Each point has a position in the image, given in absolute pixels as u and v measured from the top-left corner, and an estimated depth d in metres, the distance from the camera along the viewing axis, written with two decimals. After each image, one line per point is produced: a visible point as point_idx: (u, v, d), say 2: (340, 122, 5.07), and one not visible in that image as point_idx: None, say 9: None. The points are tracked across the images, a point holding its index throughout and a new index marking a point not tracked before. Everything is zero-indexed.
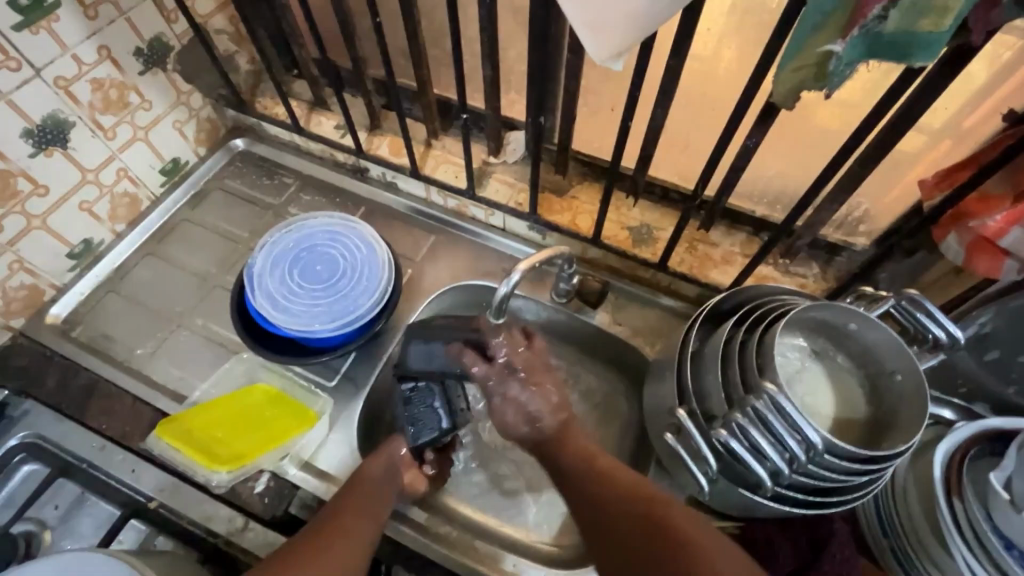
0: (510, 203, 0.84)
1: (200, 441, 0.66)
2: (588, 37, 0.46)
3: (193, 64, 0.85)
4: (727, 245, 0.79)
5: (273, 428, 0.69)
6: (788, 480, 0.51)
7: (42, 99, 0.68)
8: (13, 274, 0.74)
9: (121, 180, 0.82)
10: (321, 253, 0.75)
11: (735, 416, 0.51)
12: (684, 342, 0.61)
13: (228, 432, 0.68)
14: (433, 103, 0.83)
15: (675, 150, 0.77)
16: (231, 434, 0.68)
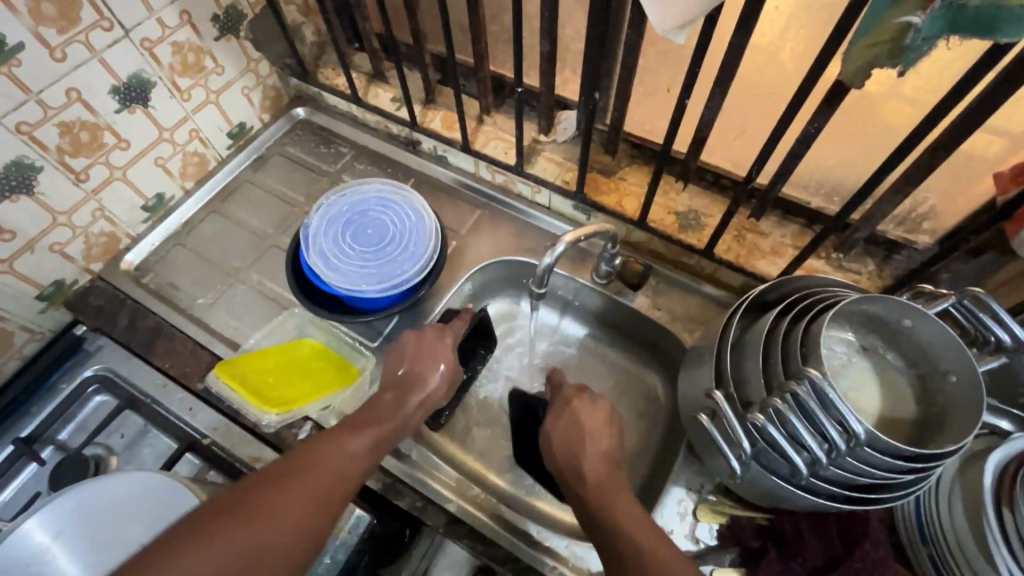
0: (557, 180, 0.84)
1: (254, 384, 0.72)
2: (653, 6, 0.46)
3: (264, 33, 0.89)
4: (778, 236, 0.77)
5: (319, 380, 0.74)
6: (827, 470, 0.51)
7: (129, 58, 0.73)
8: (95, 221, 0.80)
9: (193, 140, 0.88)
10: (373, 218, 0.77)
11: (773, 401, 0.51)
12: (726, 326, 0.60)
13: (278, 379, 0.74)
14: (488, 80, 0.84)
15: (729, 136, 0.75)
16: (283, 380, 0.74)
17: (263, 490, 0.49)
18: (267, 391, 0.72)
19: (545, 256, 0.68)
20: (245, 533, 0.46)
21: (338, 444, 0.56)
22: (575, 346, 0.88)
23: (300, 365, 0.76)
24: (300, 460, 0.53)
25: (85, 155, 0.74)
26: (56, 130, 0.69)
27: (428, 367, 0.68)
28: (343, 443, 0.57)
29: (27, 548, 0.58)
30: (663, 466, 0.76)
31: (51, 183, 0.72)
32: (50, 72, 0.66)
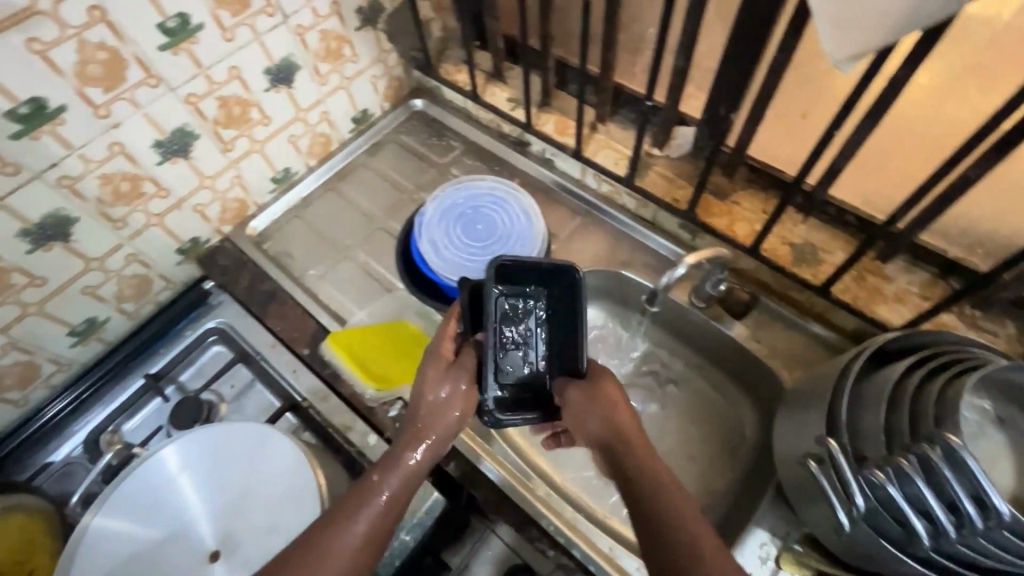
0: (666, 198, 0.83)
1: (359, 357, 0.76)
2: (827, 31, 0.45)
3: (399, 26, 0.93)
4: (903, 283, 0.72)
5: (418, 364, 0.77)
6: (955, 544, 0.46)
7: (284, 43, 0.79)
8: (232, 188, 0.87)
9: (322, 121, 0.94)
10: (484, 214, 0.79)
11: (898, 460, 0.48)
12: (846, 369, 0.57)
13: (376, 355, 0.77)
14: (609, 89, 0.84)
15: (864, 172, 0.70)
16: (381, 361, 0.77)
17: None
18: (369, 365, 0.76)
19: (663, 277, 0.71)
20: None
21: (347, 524, 0.54)
22: (659, 364, 0.87)
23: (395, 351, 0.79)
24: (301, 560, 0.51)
25: (234, 128, 0.81)
26: (216, 103, 0.76)
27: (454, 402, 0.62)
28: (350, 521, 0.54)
29: (158, 477, 0.64)
30: (745, 505, 0.73)
31: (203, 149, 0.79)
32: (219, 51, 0.73)
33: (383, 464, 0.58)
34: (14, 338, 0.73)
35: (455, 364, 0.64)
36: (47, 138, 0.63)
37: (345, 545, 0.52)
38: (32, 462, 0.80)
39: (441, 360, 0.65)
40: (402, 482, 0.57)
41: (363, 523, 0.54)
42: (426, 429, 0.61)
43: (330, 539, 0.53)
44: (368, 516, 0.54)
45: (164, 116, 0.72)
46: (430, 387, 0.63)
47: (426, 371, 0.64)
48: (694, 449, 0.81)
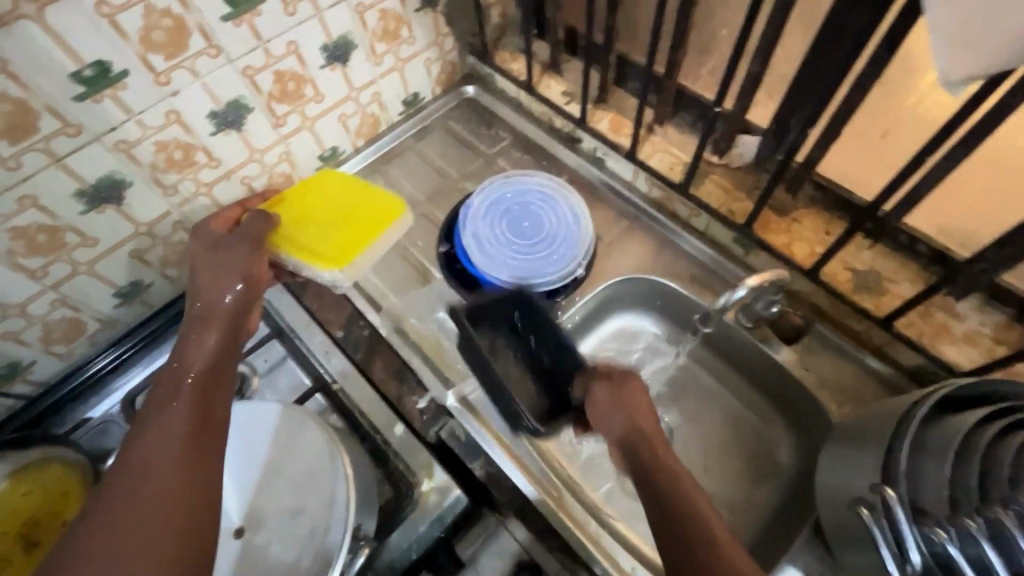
0: (722, 209, 0.79)
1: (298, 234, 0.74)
2: (942, 50, 0.41)
3: (458, 9, 0.91)
4: (975, 322, 0.67)
5: (353, 236, 0.75)
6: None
7: (342, 20, 0.78)
8: (280, 163, 0.87)
9: (373, 102, 0.92)
10: (532, 211, 0.77)
11: (965, 521, 0.44)
12: (908, 415, 0.53)
13: (324, 222, 0.76)
14: (672, 90, 0.80)
15: (954, 198, 0.65)
16: (327, 233, 0.75)
17: (128, 478, 0.49)
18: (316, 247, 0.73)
19: (721, 297, 0.68)
20: (140, 490, 0.48)
21: (160, 420, 0.54)
22: (696, 382, 0.84)
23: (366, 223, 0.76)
24: (126, 466, 0.50)
25: (287, 103, 0.81)
26: (271, 77, 0.76)
27: (213, 276, 0.67)
28: (164, 418, 0.54)
29: None
30: (778, 540, 0.70)
31: (256, 123, 0.79)
32: (280, 24, 0.72)
33: (178, 364, 0.60)
34: (64, 295, 0.75)
35: (219, 245, 0.68)
36: (108, 102, 0.63)
37: (168, 436, 0.52)
38: (72, 416, 0.84)
39: (214, 232, 0.70)
40: (204, 362, 0.61)
41: (179, 410, 0.55)
42: (209, 324, 0.65)
43: (152, 417, 0.54)
44: (184, 412, 0.55)
45: (220, 87, 0.72)
46: (222, 279, 0.67)
47: (229, 258, 0.68)
48: (726, 473, 0.78)
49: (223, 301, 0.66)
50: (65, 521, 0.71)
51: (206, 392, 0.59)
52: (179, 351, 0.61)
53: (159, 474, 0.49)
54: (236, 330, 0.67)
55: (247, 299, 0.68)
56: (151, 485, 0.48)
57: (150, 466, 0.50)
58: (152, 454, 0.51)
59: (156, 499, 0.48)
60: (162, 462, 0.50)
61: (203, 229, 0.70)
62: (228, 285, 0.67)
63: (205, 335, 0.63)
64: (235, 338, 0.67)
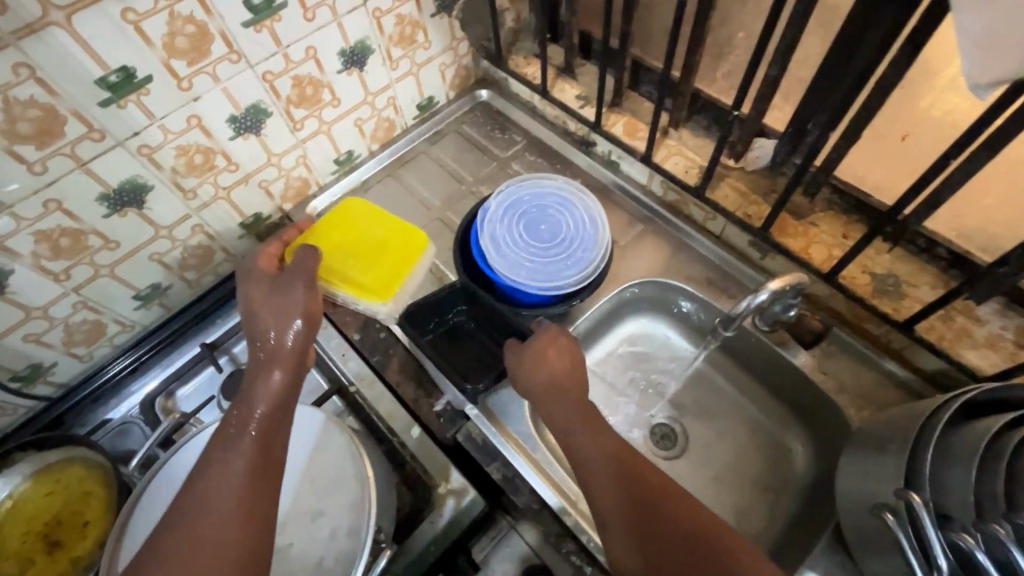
0: (738, 212, 0.79)
1: (337, 270, 0.74)
2: (968, 54, 0.40)
3: (473, 13, 0.91)
4: (996, 327, 0.67)
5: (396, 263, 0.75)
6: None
7: (360, 26, 0.78)
8: (297, 167, 0.88)
9: (388, 107, 0.93)
10: (549, 215, 0.77)
11: (993, 527, 0.44)
12: (932, 421, 0.53)
13: (364, 252, 0.76)
14: (687, 94, 0.80)
15: (966, 206, 0.66)
16: (368, 262, 0.75)
17: (193, 512, 0.49)
18: (367, 282, 0.73)
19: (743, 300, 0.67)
20: (203, 528, 0.48)
21: (225, 458, 0.52)
22: (711, 385, 0.84)
23: (395, 246, 0.76)
24: (191, 502, 0.49)
25: (305, 108, 0.81)
26: (290, 81, 0.77)
27: (276, 311, 0.62)
28: (228, 461, 0.52)
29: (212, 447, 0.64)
30: (794, 545, 0.70)
31: (275, 127, 0.80)
32: (299, 30, 0.72)
33: (244, 401, 0.57)
34: (86, 297, 0.76)
35: (281, 279, 0.64)
36: (133, 107, 0.64)
37: (229, 481, 0.51)
38: (92, 418, 0.84)
39: (266, 274, 0.66)
40: (270, 403, 0.58)
41: (242, 451, 0.53)
42: (275, 361, 0.60)
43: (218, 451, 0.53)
44: (245, 454, 0.53)
45: (240, 92, 0.72)
46: (281, 314, 0.62)
47: (293, 293, 0.63)
48: (743, 477, 0.77)
49: (283, 336, 0.61)
50: (86, 523, 0.72)
51: (270, 436, 0.56)
52: (247, 388, 0.58)
53: (218, 513, 0.49)
54: (300, 366, 0.62)
55: (307, 335, 0.63)
56: (211, 526, 0.48)
57: (212, 507, 0.49)
58: (218, 486, 0.50)
59: (217, 545, 0.48)
60: (224, 505, 0.49)
61: (255, 269, 0.66)
62: (289, 321, 0.62)
63: (269, 369, 0.60)
64: (301, 377, 0.62)
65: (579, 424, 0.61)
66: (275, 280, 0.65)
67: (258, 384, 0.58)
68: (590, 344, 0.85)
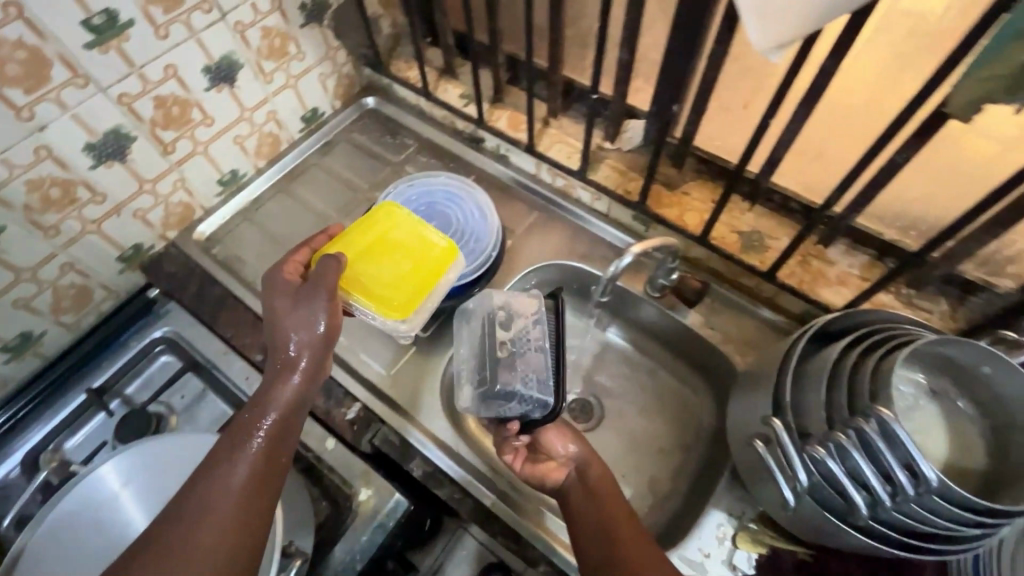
0: (618, 190, 0.84)
1: (356, 276, 0.66)
2: (753, 23, 0.46)
3: (345, 22, 0.91)
4: (845, 266, 0.75)
5: (417, 268, 0.68)
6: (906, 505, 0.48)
7: (222, 40, 0.76)
8: (175, 192, 0.84)
9: (269, 121, 0.91)
10: (439, 211, 0.79)
11: (837, 435, 0.50)
12: (788, 353, 0.59)
13: (382, 258, 0.68)
14: (559, 84, 0.85)
15: (806, 159, 0.71)
16: (396, 273, 0.67)
17: (195, 510, 0.49)
18: (387, 294, 0.65)
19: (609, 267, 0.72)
20: (204, 527, 0.49)
21: (231, 459, 0.52)
22: (619, 356, 0.89)
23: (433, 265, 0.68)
24: (196, 497, 0.50)
25: (174, 129, 0.78)
26: (152, 103, 0.73)
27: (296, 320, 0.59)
28: (233, 460, 0.52)
29: (99, 495, 0.60)
30: (701, 490, 0.75)
31: (142, 152, 0.76)
32: (152, 48, 0.70)
33: (259, 404, 0.57)
34: None
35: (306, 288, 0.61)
36: None
37: (229, 485, 0.51)
38: None
39: (290, 284, 0.63)
40: (284, 408, 0.57)
41: (250, 454, 0.53)
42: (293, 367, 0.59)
43: (225, 452, 0.53)
44: (248, 460, 0.53)
45: (95, 118, 0.69)
46: (303, 323, 0.60)
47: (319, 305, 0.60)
48: (656, 436, 0.83)
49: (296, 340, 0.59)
50: None
51: (277, 442, 0.55)
52: (264, 389, 0.58)
53: (217, 515, 0.49)
54: (319, 373, 0.61)
55: (326, 341, 0.60)
56: (210, 528, 0.48)
57: (215, 505, 0.50)
58: (223, 486, 0.51)
59: (210, 545, 0.48)
60: (222, 508, 0.50)
61: (280, 280, 0.63)
62: (309, 327, 0.59)
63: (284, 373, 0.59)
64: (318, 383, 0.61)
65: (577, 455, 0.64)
66: (298, 290, 0.61)
67: (275, 388, 0.57)
68: None
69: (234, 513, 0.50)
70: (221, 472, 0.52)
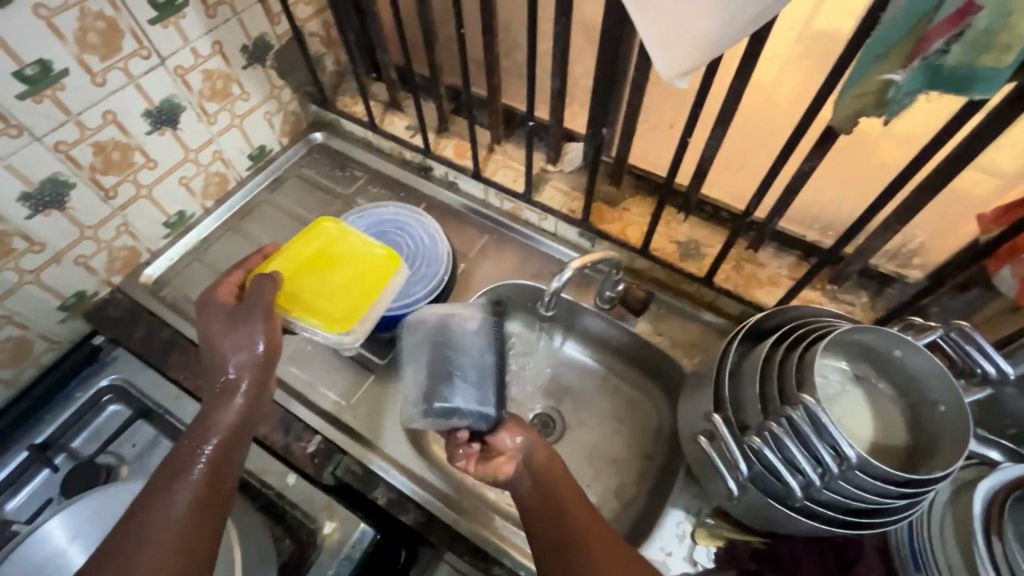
0: (564, 209, 0.88)
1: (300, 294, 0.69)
2: (659, 54, 0.51)
3: (288, 62, 0.94)
4: (775, 267, 0.80)
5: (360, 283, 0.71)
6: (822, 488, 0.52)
7: (162, 84, 0.77)
8: (119, 236, 0.83)
9: (216, 161, 0.91)
10: (390, 239, 0.81)
11: (771, 425, 0.54)
12: (724, 354, 0.63)
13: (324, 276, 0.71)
14: (500, 112, 0.89)
15: (729, 167, 0.78)
16: (335, 290, 0.70)
17: (132, 546, 0.48)
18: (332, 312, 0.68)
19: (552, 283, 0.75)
20: (142, 561, 0.47)
21: (169, 491, 0.51)
22: (576, 368, 0.92)
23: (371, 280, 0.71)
24: (134, 531, 0.48)
25: (115, 174, 0.78)
26: (91, 149, 0.73)
27: (236, 345, 0.60)
28: (172, 491, 0.51)
29: (46, 551, 0.58)
30: (661, 491, 0.78)
31: (82, 199, 0.75)
32: (89, 96, 0.70)
33: (196, 434, 0.56)
34: None
35: (241, 310, 0.62)
36: None
37: (169, 514, 0.50)
38: None
39: (223, 305, 0.63)
40: (225, 434, 0.57)
41: (191, 481, 0.52)
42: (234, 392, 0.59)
43: (163, 486, 0.52)
44: (190, 488, 0.52)
45: (30, 166, 0.68)
46: (241, 346, 0.60)
47: (256, 325, 0.61)
48: (616, 443, 0.85)
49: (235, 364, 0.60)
50: None
51: (219, 469, 0.55)
52: (201, 419, 0.57)
53: (158, 545, 0.48)
54: (262, 398, 0.61)
55: (267, 363, 0.61)
56: (147, 560, 0.47)
57: (154, 537, 0.48)
58: (162, 517, 0.50)
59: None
60: (163, 536, 0.48)
61: (214, 301, 0.63)
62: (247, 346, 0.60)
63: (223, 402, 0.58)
64: (260, 410, 0.61)
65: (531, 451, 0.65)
66: (233, 313, 0.62)
67: (215, 416, 0.57)
68: None
69: (175, 544, 0.48)
70: (160, 503, 0.51)
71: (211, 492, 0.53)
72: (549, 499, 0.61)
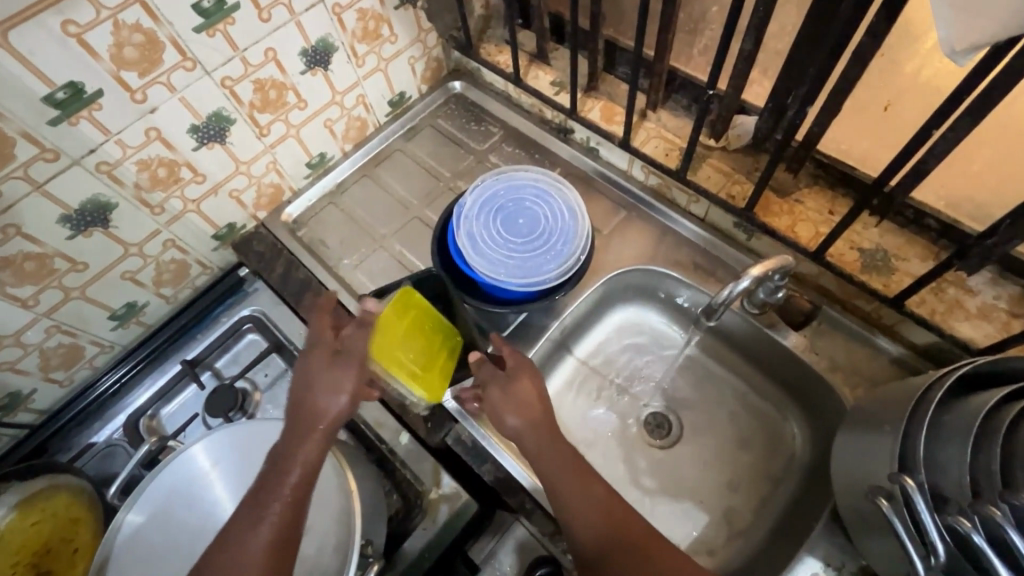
0: (721, 193, 0.77)
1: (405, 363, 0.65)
2: (945, 17, 0.38)
3: (439, 4, 0.88)
4: (989, 296, 0.65)
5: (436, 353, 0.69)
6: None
7: (320, 22, 0.75)
8: (267, 173, 0.85)
9: (358, 105, 0.90)
10: (526, 208, 0.75)
11: (987, 507, 0.43)
12: (923, 400, 0.51)
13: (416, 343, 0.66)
14: (663, 73, 0.78)
15: (956, 170, 0.66)
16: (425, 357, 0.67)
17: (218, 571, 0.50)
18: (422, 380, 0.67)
19: (725, 289, 0.65)
20: None
21: (252, 525, 0.52)
22: (704, 369, 0.83)
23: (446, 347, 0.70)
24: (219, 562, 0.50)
25: (270, 112, 0.79)
26: (251, 86, 0.74)
27: (328, 390, 0.59)
28: (255, 525, 0.52)
29: (191, 472, 0.62)
30: (792, 529, 0.69)
31: (239, 134, 0.77)
32: (254, 32, 0.70)
33: (277, 467, 0.55)
34: (59, 321, 0.74)
35: (339, 356, 0.60)
36: (85, 124, 0.62)
37: (251, 551, 0.51)
38: (76, 442, 0.81)
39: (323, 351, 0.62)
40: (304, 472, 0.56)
41: (268, 526, 0.52)
42: (312, 430, 0.57)
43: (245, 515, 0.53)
44: (271, 523, 0.52)
45: (199, 101, 0.70)
46: (329, 393, 0.59)
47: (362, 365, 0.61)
48: (740, 464, 0.77)
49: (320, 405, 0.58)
50: (75, 550, 0.71)
51: (297, 506, 0.54)
52: (275, 457, 0.56)
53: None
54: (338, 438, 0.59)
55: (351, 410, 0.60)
56: None
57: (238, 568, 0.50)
58: (242, 548, 0.51)
59: None
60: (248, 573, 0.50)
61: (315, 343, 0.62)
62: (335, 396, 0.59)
63: (304, 437, 0.57)
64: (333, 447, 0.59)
65: (564, 481, 0.58)
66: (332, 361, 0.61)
67: (295, 451, 0.56)
68: (578, 337, 0.84)
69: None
70: (241, 534, 0.52)
71: (286, 529, 0.53)
72: (605, 528, 0.56)
